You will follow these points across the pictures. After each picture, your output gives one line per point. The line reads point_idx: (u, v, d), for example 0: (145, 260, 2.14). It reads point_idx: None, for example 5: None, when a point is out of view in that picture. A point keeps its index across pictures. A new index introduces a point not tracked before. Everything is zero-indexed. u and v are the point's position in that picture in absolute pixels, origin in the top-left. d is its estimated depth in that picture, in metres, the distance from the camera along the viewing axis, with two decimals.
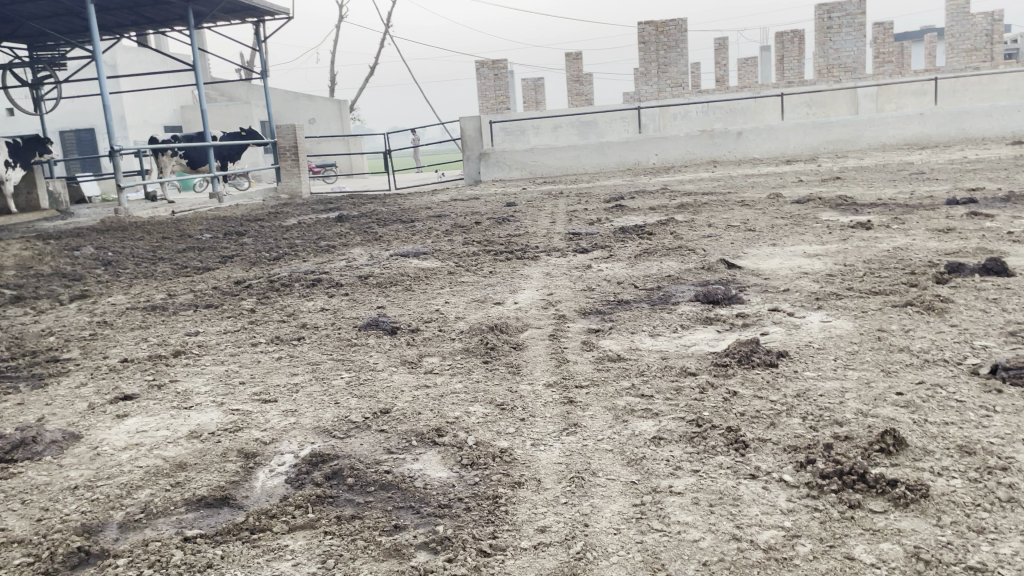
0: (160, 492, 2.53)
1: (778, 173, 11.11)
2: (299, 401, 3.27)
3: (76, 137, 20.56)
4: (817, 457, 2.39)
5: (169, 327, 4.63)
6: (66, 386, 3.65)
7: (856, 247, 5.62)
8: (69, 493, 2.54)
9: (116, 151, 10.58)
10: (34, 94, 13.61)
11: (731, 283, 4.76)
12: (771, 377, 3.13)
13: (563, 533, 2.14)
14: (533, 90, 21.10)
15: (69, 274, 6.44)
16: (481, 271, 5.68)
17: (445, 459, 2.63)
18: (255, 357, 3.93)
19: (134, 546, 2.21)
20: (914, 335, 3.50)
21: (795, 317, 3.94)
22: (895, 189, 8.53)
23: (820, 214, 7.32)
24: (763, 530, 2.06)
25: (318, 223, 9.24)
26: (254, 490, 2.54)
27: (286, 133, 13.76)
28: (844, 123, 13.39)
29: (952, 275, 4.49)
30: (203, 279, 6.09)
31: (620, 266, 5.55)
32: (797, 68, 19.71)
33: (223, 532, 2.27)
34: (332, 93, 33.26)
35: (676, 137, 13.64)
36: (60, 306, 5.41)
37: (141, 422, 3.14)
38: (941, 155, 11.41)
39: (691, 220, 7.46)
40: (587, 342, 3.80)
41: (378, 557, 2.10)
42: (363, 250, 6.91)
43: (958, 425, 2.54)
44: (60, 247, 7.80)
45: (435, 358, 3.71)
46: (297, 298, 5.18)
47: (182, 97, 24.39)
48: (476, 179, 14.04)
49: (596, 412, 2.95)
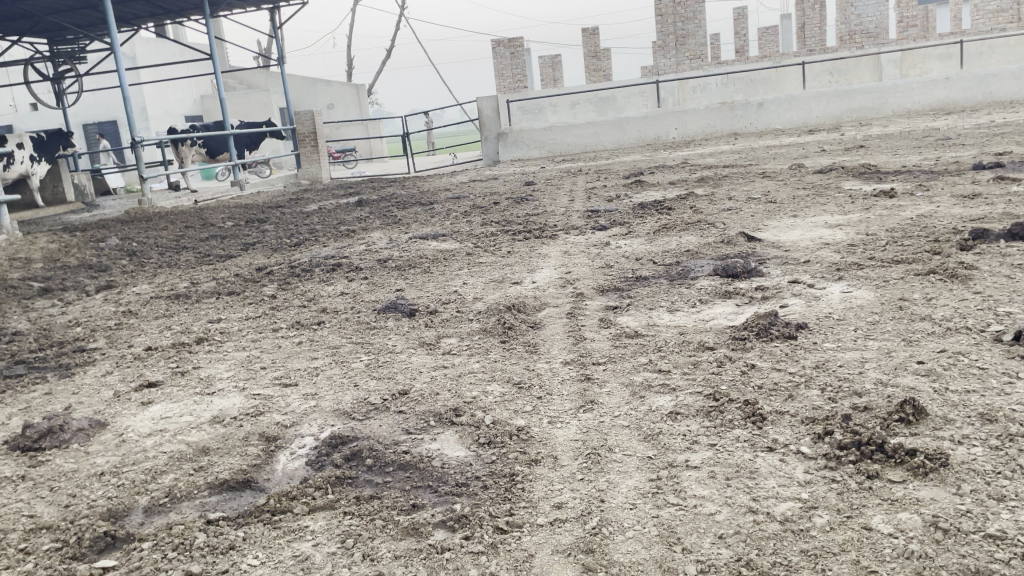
0: (184, 477, 2.57)
1: (801, 143, 10.96)
2: (318, 384, 3.30)
3: (98, 130, 20.78)
4: (835, 428, 2.37)
5: (192, 315, 4.68)
6: (92, 374, 3.72)
7: (879, 216, 5.54)
8: (95, 479, 2.59)
9: (138, 143, 10.64)
10: (55, 88, 13.73)
11: (751, 256, 4.71)
12: (790, 349, 3.10)
13: (580, 509, 2.15)
14: (551, 67, 20.94)
15: (95, 265, 6.54)
16: (499, 251, 5.67)
17: (462, 438, 2.65)
18: (276, 342, 3.97)
19: (158, 530, 2.25)
20: (936, 303, 3.45)
21: (815, 289, 3.89)
22: (919, 156, 8.41)
23: (842, 184, 7.24)
24: (780, 502, 2.05)
25: (339, 208, 9.29)
26: (275, 473, 2.57)
27: (305, 120, 13.80)
28: (867, 91, 13.14)
29: (976, 242, 4.41)
30: (225, 266, 6.15)
31: (639, 242, 5.51)
32: (818, 35, 19.36)
33: (245, 514, 2.30)
34: (350, 78, 33.39)
35: (696, 110, 13.50)
36: (87, 296, 5.50)
37: (165, 409, 3.18)
38: (968, 120, 11.16)
39: (711, 194, 7.39)
40: (604, 319, 3.80)
41: (396, 536, 2.12)
42: (382, 234, 6.95)
43: (979, 393, 2.50)
44: (85, 238, 7.92)
45: (453, 338, 3.73)
46: (317, 283, 5.22)
47: (200, 86, 24.51)
48: (494, 160, 14.01)
49: (613, 388, 2.94)
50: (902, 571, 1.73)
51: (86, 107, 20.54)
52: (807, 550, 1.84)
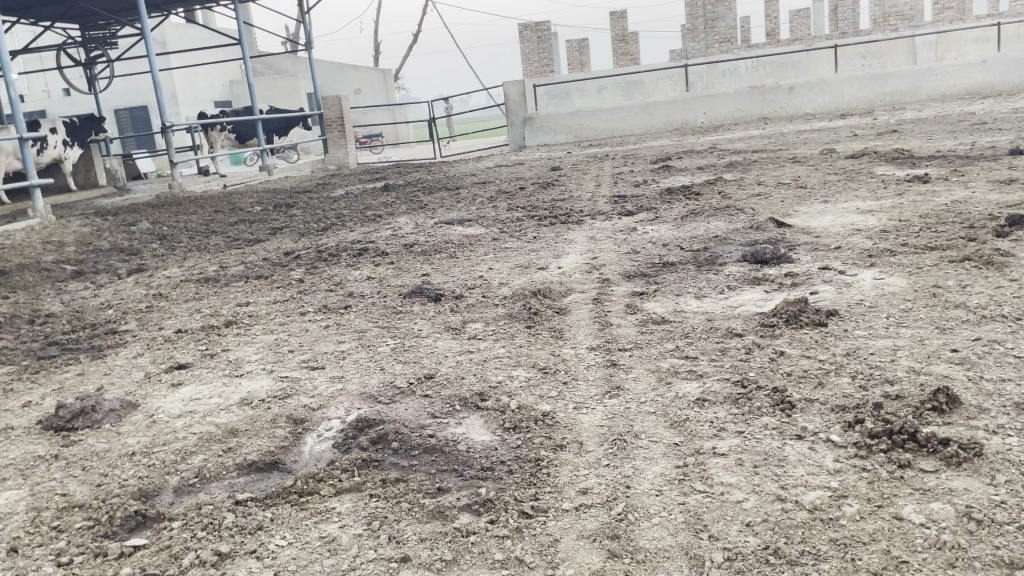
0: (213, 457, 2.60)
1: (833, 128, 10.77)
2: (345, 367, 3.33)
3: (130, 115, 21.01)
4: (866, 416, 2.34)
5: (221, 298, 4.72)
6: (124, 356, 3.77)
7: (912, 201, 5.45)
8: (127, 460, 2.63)
9: (169, 128, 10.73)
10: (88, 74, 13.84)
11: (780, 242, 4.65)
12: (819, 336, 3.06)
13: (605, 495, 2.14)
14: (578, 52, 20.80)
15: (127, 248, 6.64)
16: (525, 236, 5.66)
17: (487, 422, 2.64)
18: (304, 325, 4.00)
19: (188, 509, 2.28)
20: (970, 290, 3.39)
21: (846, 275, 3.84)
22: (954, 141, 8.26)
23: (874, 169, 7.11)
24: (809, 491, 2.03)
25: (365, 192, 9.32)
26: (302, 455, 2.59)
27: (332, 105, 13.84)
28: (900, 74, 12.89)
29: (1013, 227, 4.31)
30: (254, 250, 6.20)
31: (666, 228, 5.46)
32: (851, 18, 19.02)
33: (273, 495, 2.33)
34: (377, 63, 33.55)
35: (724, 94, 13.33)
36: (118, 280, 5.57)
37: (194, 391, 3.22)
38: (1004, 104, 10.90)
39: (739, 178, 7.32)
40: (630, 305, 3.77)
41: (421, 519, 2.13)
42: (408, 219, 6.96)
43: (1015, 381, 2.45)
44: (117, 222, 8.03)
45: (478, 324, 3.72)
46: (344, 267, 5.25)
47: (230, 72, 24.70)
48: (521, 145, 13.94)
49: (639, 374, 2.93)
50: (933, 562, 1.70)
51: (117, 93, 20.79)
52: (836, 539, 1.82)
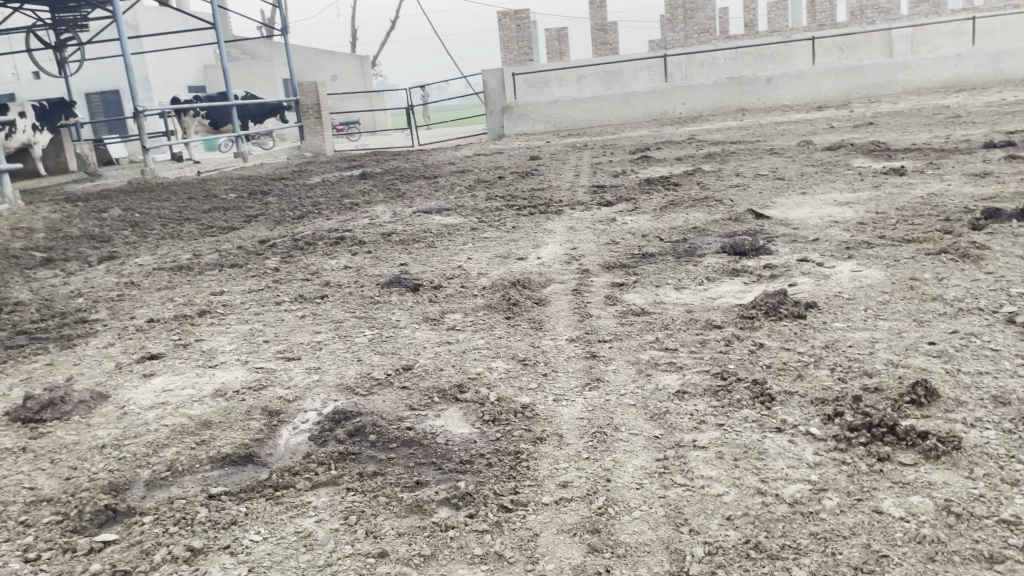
0: (186, 450, 2.55)
1: (809, 120, 10.81)
2: (322, 358, 3.28)
3: (102, 99, 20.64)
4: (845, 409, 2.34)
5: (195, 287, 4.64)
6: (94, 345, 3.69)
7: (889, 194, 5.49)
8: (97, 452, 2.57)
9: (141, 113, 10.53)
10: (58, 56, 13.55)
11: (759, 234, 4.66)
12: (799, 328, 3.06)
13: (585, 489, 2.12)
14: (557, 40, 20.73)
15: (98, 235, 6.52)
16: (504, 226, 5.62)
17: (466, 415, 2.61)
18: (279, 315, 3.94)
19: (160, 504, 2.23)
20: (947, 283, 3.40)
21: (824, 267, 3.85)
22: (929, 134, 8.33)
23: (851, 161, 7.16)
24: (789, 484, 2.02)
25: (342, 180, 9.24)
26: (278, 448, 2.55)
27: (309, 91, 13.68)
28: (877, 67, 12.99)
29: (988, 221, 4.35)
30: (228, 238, 6.11)
31: (645, 218, 5.45)
32: (828, 11, 19.11)
33: (247, 489, 2.28)
34: (354, 49, 33.26)
35: (703, 85, 13.35)
36: (89, 267, 5.46)
37: (167, 381, 3.16)
38: (979, 97, 11.02)
39: (718, 170, 7.33)
40: (610, 296, 3.75)
41: (399, 513, 2.09)
42: (385, 207, 6.89)
43: (992, 374, 2.47)
44: (88, 208, 7.89)
45: (457, 314, 3.69)
46: (320, 256, 5.18)
47: (204, 56, 24.33)
48: (500, 134, 13.86)
49: (619, 366, 2.91)
50: (914, 556, 1.70)
51: (88, 76, 20.41)
52: (817, 533, 1.82)
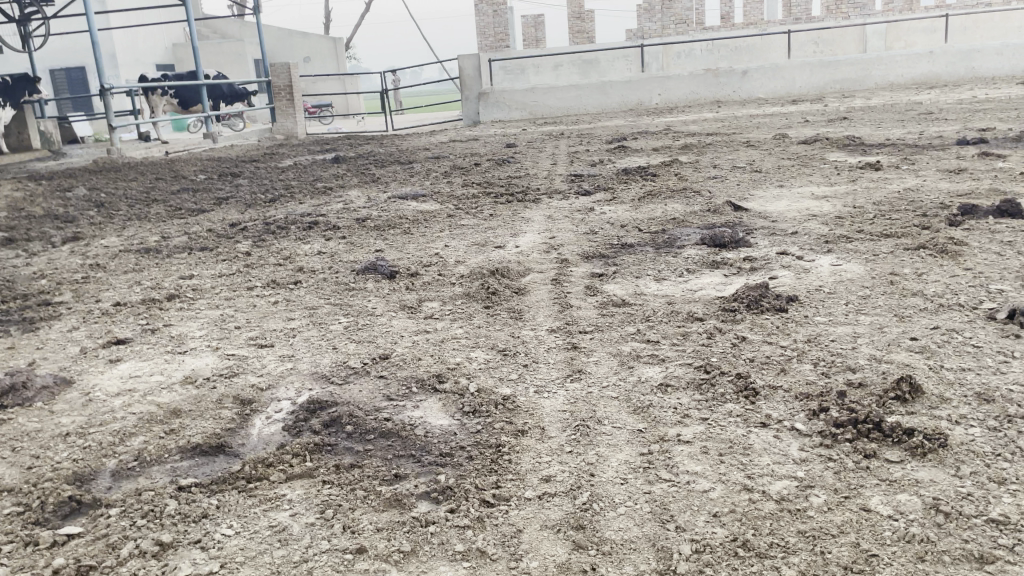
0: (154, 440, 2.46)
1: (784, 114, 10.85)
2: (296, 346, 3.19)
3: (67, 76, 20.15)
4: (831, 404, 2.31)
5: (164, 270, 4.52)
6: (58, 329, 3.57)
7: (865, 188, 5.50)
8: (60, 440, 2.47)
9: (108, 91, 10.27)
10: (21, 30, 13.16)
11: (738, 226, 4.64)
12: (781, 322, 3.04)
13: (569, 483, 2.08)
14: (534, 28, 20.60)
15: (62, 215, 6.34)
16: (481, 214, 5.54)
17: (446, 406, 2.56)
18: (251, 301, 3.84)
19: (126, 496, 2.15)
20: (927, 278, 3.40)
21: (804, 261, 3.83)
22: (903, 129, 8.39)
23: (827, 155, 7.18)
24: (775, 481, 1.99)
25: (315, 164, 9.10)
26: (250, 438, 2.47)
27: (281, 73, 13.45)
28: (851, 62, 13.08)
29: (965, 217, 4.38)
30: (198, 221, 5.97)
31: (624, 209, 5.41)
32: (804, 5, 19.21)
33: (218, 481, 2.21)
34: (328, 31, 32.87)
35: (680, 76, 13.35)
36: (53, 248, 5.30)
37: (134, 367, 3.06)
38: (951, 95, 11.13)
39: (695, 161, 7.32)
40: (590, 286, 3.70)
41: (377, 507, 2.03)
42: (360, 192, 6.78)
43: (975, 371, 2.46)
44: (51, 188, 7.67)
45: (435, 303, 3.62)
46: (292, 241, 5.07)
47: (173, 35, 23.83)
48: (475, 121, 13.76)
49: (601, 358, 2.87)
50: (903, 555, 1.68)
51: (52, 51, 19.89)
52: (805, 531, 1.79)
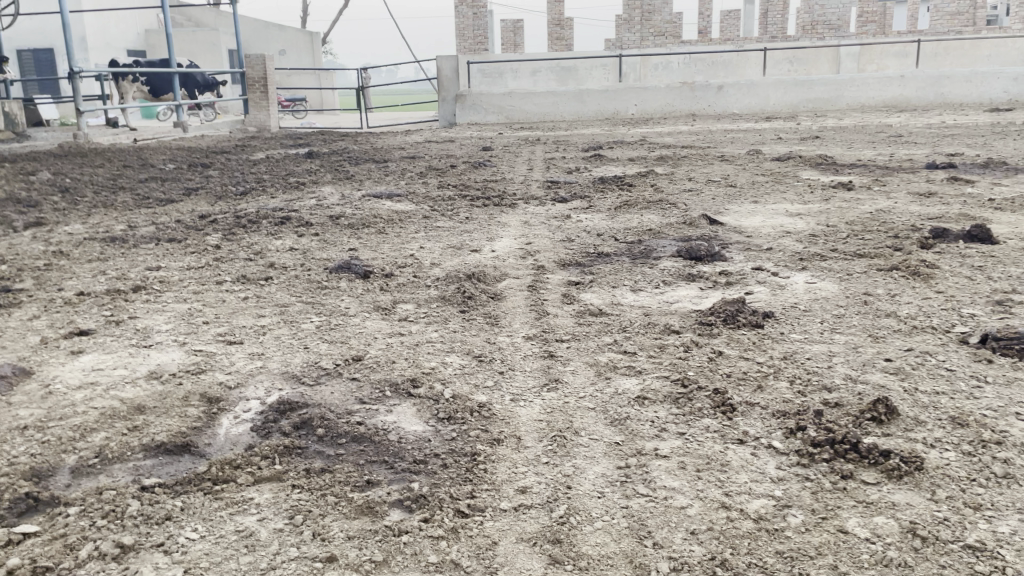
0: (116, 436, 2.38)
1: (759, 130, 10.97)
2: (266, 344, 3.12)
3: (34, 58, 19.70)
4: (808, 423, 2.31)
5: (129, 260, 4.41)
6: (18, 317, 3.45)
7: (838, 208, 5.56)
8: (18, 434, 2.38)
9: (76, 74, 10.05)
10: None
11: (714, 239, 4.66)
12: (757, 338, 3.04)
13: (545, 495, 2.05)
14: (512, 32, 20.58)
15: (24, 199, 6.17)
16: (457, 216, 5.49)
17: (420, 412, 2.51)
18: (220, 295, 3.76)
19: (87, 495, 2.06)
20: (900, 300, 3.44)
21: (779, 277, 3.85)
22: (874, 150, 8.52)
23: (801, 172, 7.26)
24: (753, 499, 1.98)
25: (287, 157, 8.99)
26: (217, 438, 2.40)
27: (255, 64, 13.26)
28: (825, 82, 13.26)
29: (936, 240, 4.44)
30: (166, 211, 5.85)
31: (600, 217, 5.40)
32: (780, 23, 19.46)
33: (183, 482, 2.14)
34: (304, 25, 32.54)
35: (655, 87, 13.44)
36: (14, 233, 5.15)
37: (97, 359, 2.97)
38: (920, 119, 11.33)
39: (670, 172, 7.36)
40: (567, 295, 3.68)
41: (349, 515, 1.98)
42: (333, 189, 6.71)
43: (948, 395, 2.48)
44: (14, 170, 7.47)
45: (410, 305, 3.57)
46: (264, 235, 4.99)
47: (145, 21, 23.43)
48: (451, 122, 13.73)
49: (577, 367, 2.84)
50: None
51: (20, 32, 19.44)
52: (782, 551, 1.78)
